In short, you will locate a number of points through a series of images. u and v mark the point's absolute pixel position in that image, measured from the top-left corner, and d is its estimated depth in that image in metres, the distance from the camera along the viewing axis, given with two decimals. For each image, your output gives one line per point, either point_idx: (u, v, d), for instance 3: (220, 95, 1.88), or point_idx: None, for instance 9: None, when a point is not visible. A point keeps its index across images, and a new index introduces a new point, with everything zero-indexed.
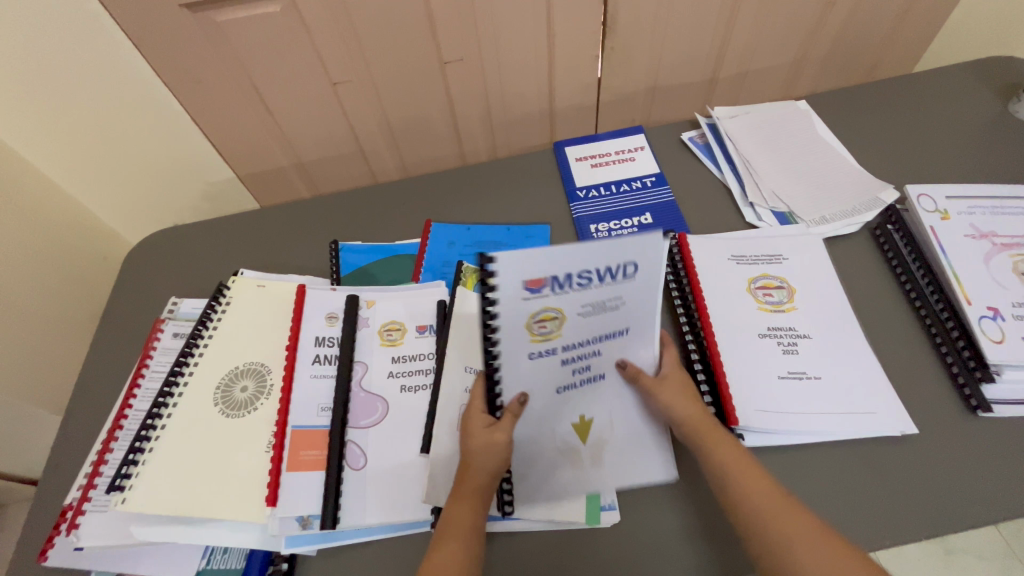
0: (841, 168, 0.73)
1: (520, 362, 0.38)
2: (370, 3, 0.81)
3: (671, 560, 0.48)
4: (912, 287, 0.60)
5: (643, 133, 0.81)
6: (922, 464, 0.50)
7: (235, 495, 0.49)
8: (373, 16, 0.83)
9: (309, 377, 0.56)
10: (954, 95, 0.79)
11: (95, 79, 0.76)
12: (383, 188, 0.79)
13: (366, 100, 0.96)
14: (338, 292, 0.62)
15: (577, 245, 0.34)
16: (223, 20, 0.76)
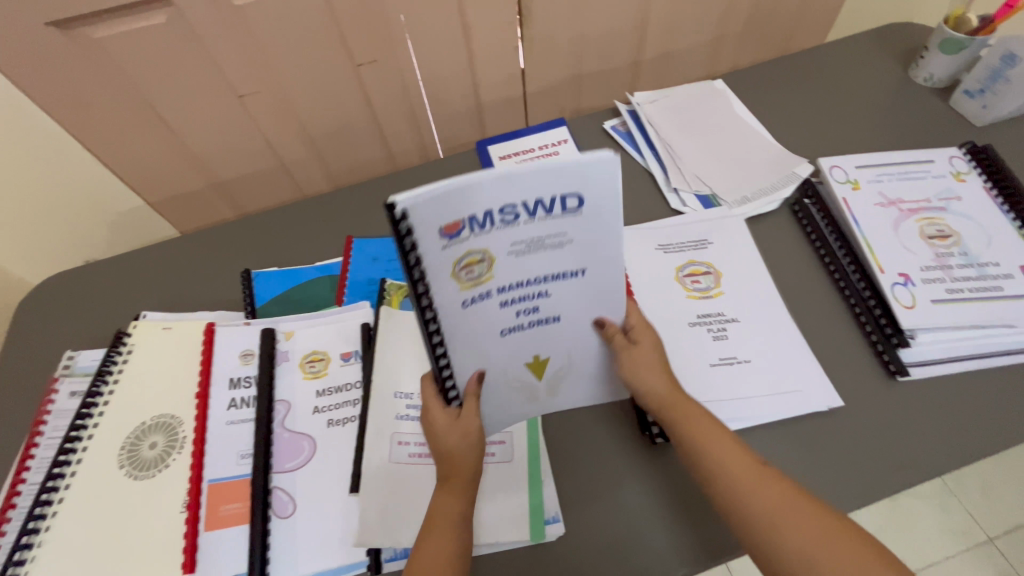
0: (758, 145, 0.74)
1: (456, 316, 0.36)
2: (267, 7, 0.76)
3: (658, 545, 0.48)
4: (830, 258, 0.62)
5: (565, 125, 0.79)
6: (850, 435, 0.51)
7: (148, 565, 0.45)
8: (272, 21, 0.77)
9: (225, 424, 0.52)
10: (859, 64, 0.81)
11: None
12: (301, 206, 0.74)
13: (279, 110, 0.90)
14: (252, 327, 0.58)
15: (484, 173, 0.30)
16: (101, 36, 0.70)
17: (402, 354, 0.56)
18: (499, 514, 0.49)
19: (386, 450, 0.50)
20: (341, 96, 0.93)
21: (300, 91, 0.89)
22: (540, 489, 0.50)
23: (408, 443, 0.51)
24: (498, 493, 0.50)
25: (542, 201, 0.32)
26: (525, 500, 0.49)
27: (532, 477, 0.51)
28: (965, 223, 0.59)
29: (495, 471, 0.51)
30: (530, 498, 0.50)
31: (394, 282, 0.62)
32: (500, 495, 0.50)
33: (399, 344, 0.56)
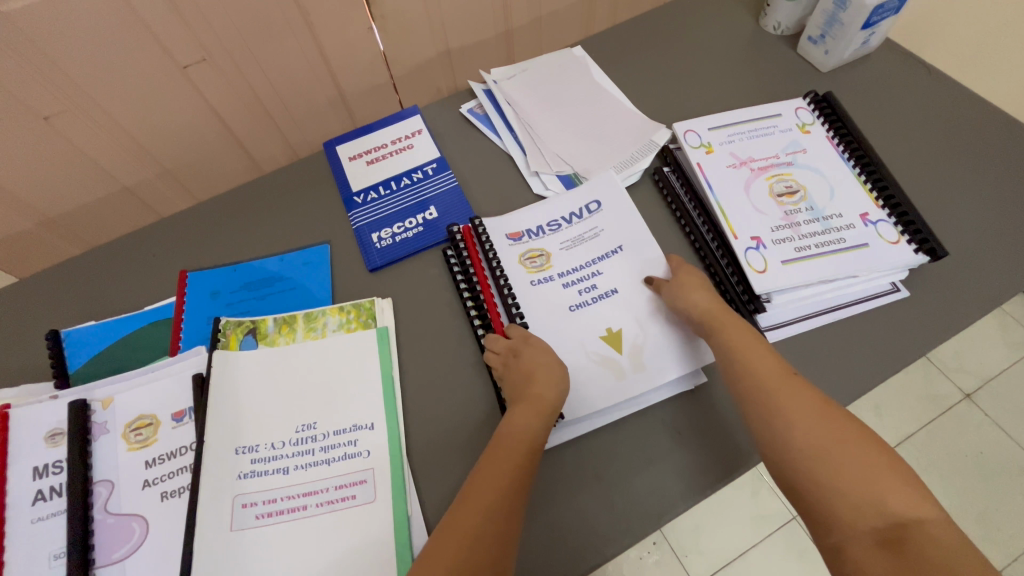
0: (618, 114, 0.70)
1: (528, 289, 0.57)
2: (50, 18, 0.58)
3: (661, 484, 0.47)
4: (689, 227, 0.60)
5: (419, 113, 0.73)
6: (715, 410, 0.50)
7: None
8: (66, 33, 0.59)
9: (31, 524, 0.44)
10: (713, 17, 0.79)
11: None
12: (124, 246, 0.66)
13: (105, 137, 0.71)
14: (57, 402, 0.49)
15: (529, 212, 0.62)
16: None
17: (244, 404, 0.51)
18: (358, 563, 0.44)
19: (226, 517, 0.45)
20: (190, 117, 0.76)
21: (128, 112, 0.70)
22: (405, 525, 0.46)
23: (255, 503, 0.46)
24: (357, 539, 0.45)
25: (573, 213, 0.62)
26: (388, 540, 0.45)
27: (396, 514, 0.46)
28: (811, 176, 0.59)
29: (355, 516, 0.46)
30: (394, 536, 0.45)
31: (231, 321, 0.56)
32: (359, 541, 0.45)
33: (239, 393, 0.51)
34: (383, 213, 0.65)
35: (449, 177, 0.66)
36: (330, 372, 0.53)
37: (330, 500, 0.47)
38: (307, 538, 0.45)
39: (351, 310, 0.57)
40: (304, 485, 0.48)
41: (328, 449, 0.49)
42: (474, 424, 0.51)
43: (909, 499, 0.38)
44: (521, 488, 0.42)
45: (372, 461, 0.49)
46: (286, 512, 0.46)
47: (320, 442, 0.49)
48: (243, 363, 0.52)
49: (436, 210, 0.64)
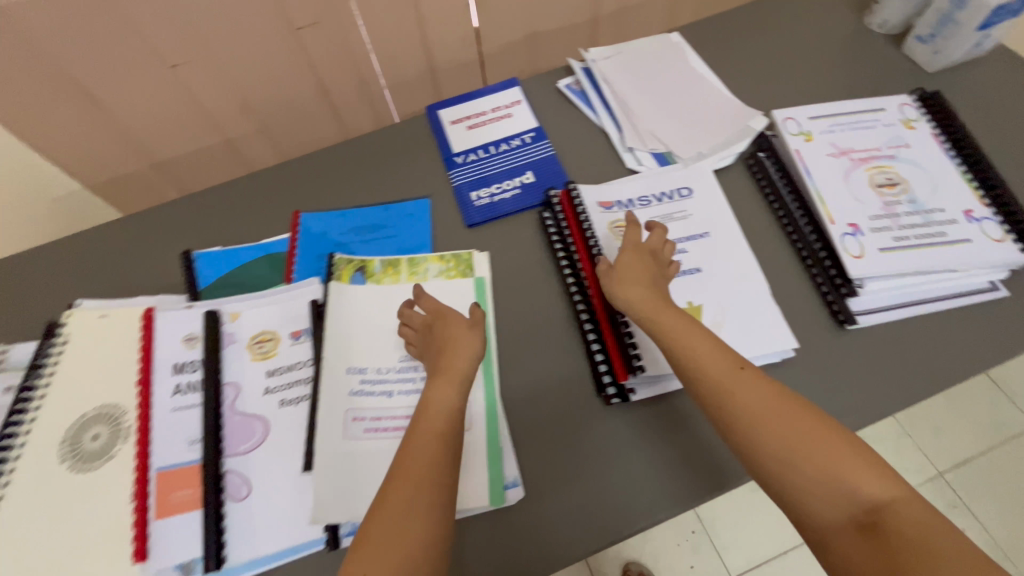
0: (714, 99, 0.72)
1: (615, 254, 0.57)
2: None
3: (624, 489, 0.48)
4: (782, 211, 0.61)
5: (517, 85, 0.76)
6: (802, 386, 0.52)
7: (99, 556, 0.43)
8: None
9: (171, 411, 0.50)
10: (816, 11, 0.80)
11: None
12: (242, 184, 0.71)
13: (215, 83, 0.90)
14: (193, 310, 0.55)
15: (621, 185, 0.63)
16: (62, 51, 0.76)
17: (355, 330, 0.55)
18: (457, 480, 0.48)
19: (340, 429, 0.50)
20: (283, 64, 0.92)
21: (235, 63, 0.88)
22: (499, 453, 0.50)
23: (363, 418, 0.50)
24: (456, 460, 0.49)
25: (664, 193, 0.62)
26: (485, 465, 0.49)
27: (490, 443, 0.50)
28: (913, 171, 0.59)
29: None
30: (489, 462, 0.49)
31: (344, 257, 0.60)
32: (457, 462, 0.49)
33: (352, 320, 0.56)
34: (482, 174, 0.68)
35: (545, 146, 0.69)
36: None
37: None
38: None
39: (450, 260, 0.61)
40: (407, 408, 0.51)
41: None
42: (563, 373, 0.54)
43: (876, 482, 0.39)
44: (452, 457, 0.44)
45: (469, 395, 0.52)
46: (391, 430, 0.50)
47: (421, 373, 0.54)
48: (355, 296, 0.57)
49: (533, 175, 0.67)
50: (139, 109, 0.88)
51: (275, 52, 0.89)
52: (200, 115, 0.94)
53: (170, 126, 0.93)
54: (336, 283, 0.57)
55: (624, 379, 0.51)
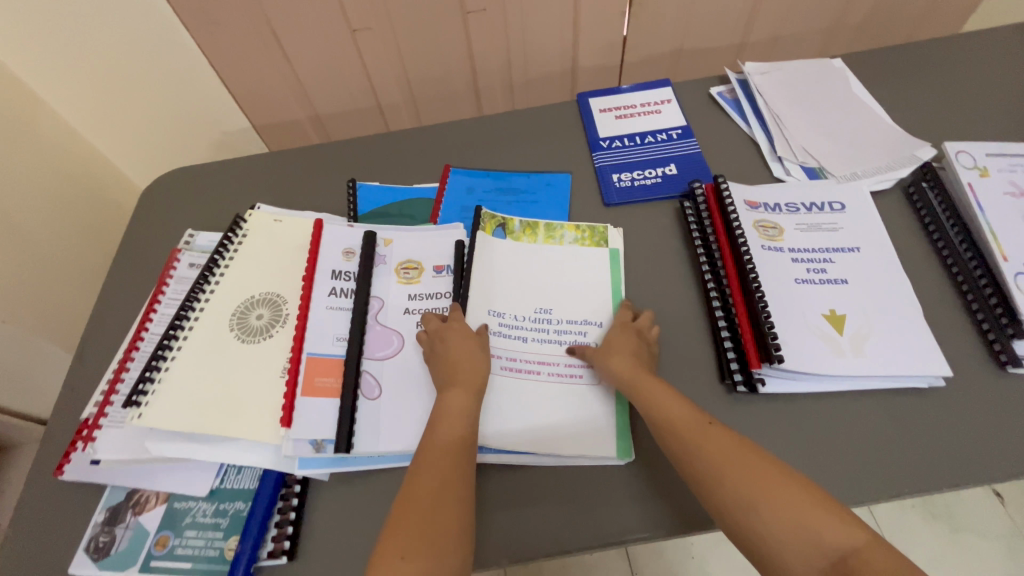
0: (875, 125, 0.70)
1: (757, 251, 0.57)
2: None
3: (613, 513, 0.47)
4: (943, 243, 0.58)
5: (670, 86, 0.78)
6: (948, 418, 0.48)
7: (252, 415, 0.49)
8: None
9: (325, 309, 0.55)
10: (1000, 55, 0.76)
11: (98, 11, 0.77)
12: (402, 135, 0.78)
13: (384, 50, 0.99)
14: (355, 229, 0.61)
15: (770, 189, 0.63)
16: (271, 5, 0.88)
17: (499, 278, 0.59)
18: (578, 426, 0.50)
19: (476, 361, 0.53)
20: (445, 42, 1.00)
21: (406, 34, 0.97)
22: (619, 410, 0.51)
23: (500, 357, 0.54)
24: (577, 408, 0.51)
25: (814, 204, 0.62)
26: (606, 418, 0.50)
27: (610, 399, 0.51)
28: None
29: (575, 389, 0.52)
30: (610, 417, 0.50)
31: (488, 212, 0.64)
32: (576, 410, 0.51)
33: (496, 268, 0.59)
34: (625, 160, 0.71)
35: (692, 144, 0.71)
36: (569, 274, 0.59)
37: (561, 373, 0.53)
38: (538, 397, 0.51)
39: (585, 230, 0.63)
40: (540, 355, 0.54)
41: (562, 333, 0.55)
42: (688, 354, 0.54)
43: (844, 530, 0.37)
44: (467, 465, 0.45)
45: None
46: (524, 372, 0.53)
47: (554, 325, 0.56)
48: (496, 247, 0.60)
49: (676, 168, 0.69)
50: (316, 66, 1.00)
51: (442, 29, 0.97)
52: (362, 79, 1.05)
53: (335, 86, 1.05)
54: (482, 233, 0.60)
55: (755, 368, 0.50)
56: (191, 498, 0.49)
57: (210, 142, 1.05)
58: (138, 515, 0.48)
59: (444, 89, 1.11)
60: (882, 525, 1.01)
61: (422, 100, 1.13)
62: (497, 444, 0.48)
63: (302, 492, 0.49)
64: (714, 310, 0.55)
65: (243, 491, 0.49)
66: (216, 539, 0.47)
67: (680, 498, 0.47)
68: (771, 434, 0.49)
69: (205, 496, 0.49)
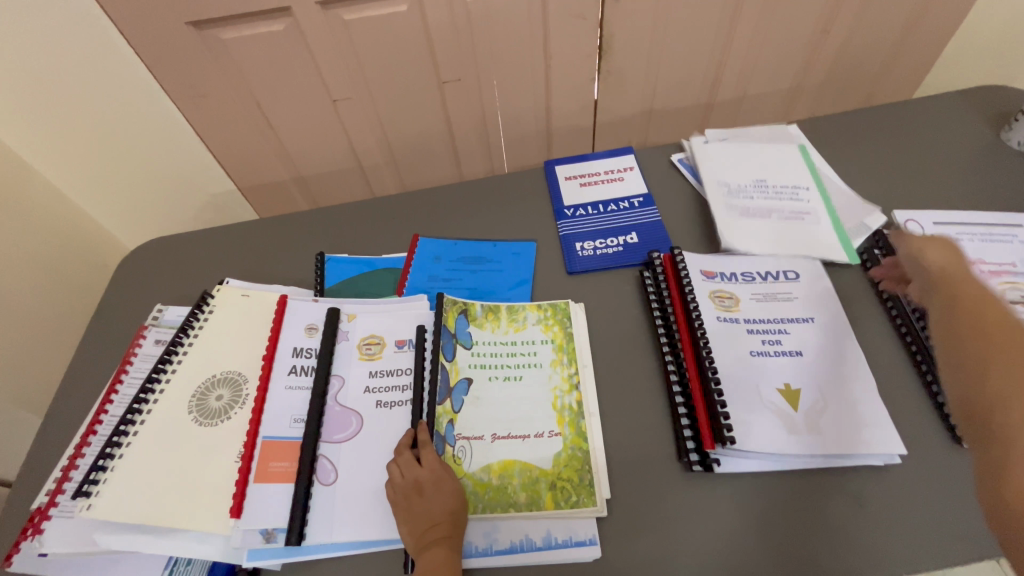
0: (831, 192, 0.72)
1: (713, 323, 0.58)
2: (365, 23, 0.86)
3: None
4: (897, 311, 0.59)
5: (633, 153, 0.81)
6: (906, 499, 0.48)
7: (201, 504, 0.48)
8: (370, 32, 0.89)
9: (284, 388, 0.55)
10: (946, 121, 0.80)
11: None
12: (375, 204, 0.80)
13: (364, 116, 1.04)
14: (319, 304, 0.62)
15: (728, 260, 0.64)
16: (255, 79, 0.93)
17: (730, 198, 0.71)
18: (561, 513, 0.49)
19: (454, 454, 0.52)
20: (423, 110, 1.05)
21: (384, 101, 1.02)
22: (591, 493, 0.50)
23: (735, 207, 0.70)
24: (546, 494, 0.50)
25: (770, 273, 0.63)
26: (576, 501, 0.50)
27: (570, 478, 0.51)
28: None
29: (540, 476, 0.51)
30: (578, 500, 0.50)
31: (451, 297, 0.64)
32: (538, 494, 0.50)
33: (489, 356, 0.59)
34: (589, 228, 0.73)
35: (653, 212, 0.73)
36: (769, 159, 0.77)
37: (789, 215, 0.69)
38: (768, 226, 0.68)
39: (548, 308, 0.64)
40: (768, 206, 0.70)
41: (780, 194, 0.72)
42: (646, 429, 0.54)
43: None
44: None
45: (811, 205, 0.70)
46: (757, 214, 0.69)
47: (773, 190, 0.72)
48: (457, 336, 0.60)
49: (637, 236, 0.70)
50: (298, 132, 1.04)
51: (419, 97, 1.02)
52: (345, 143, 1.08)
53: (318, 150, 1.09)
54: (447, 320, 0.61)
55: (710, 447, 0.50)
56: None
57: (196, 204, 1.08)
58: None
59: (423, 151, 1.15)
60: None
61: (404, 161, 1.16)
62: (477, 556, 0.48)
63: None
64: (671, 384, 0.56)
65: None
66: None
67: None
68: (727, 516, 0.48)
69: None
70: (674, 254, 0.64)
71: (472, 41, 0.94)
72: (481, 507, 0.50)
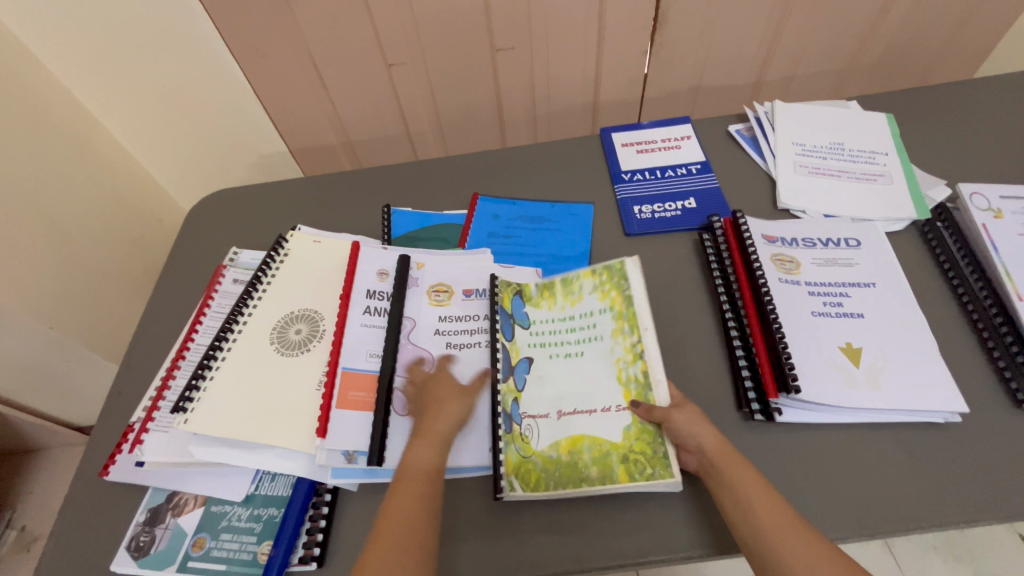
0: (894, 165, 0.72)
1: (774, 284, 0.59)
2: None
3: (701, 520, 0.49)
4: (958, 280, 0.60)
5: (689, 123, 0.81)
6: (963, 454, 0.49)
7: (288, 425, 0.51)
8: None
9: (360, 325, 0.58)
10: (1012, 100, 0.79)
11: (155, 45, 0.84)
12: (433, 163, 0.82)
13: (416, 81, 1.05)
14: (390, 252, 0.65)
15: (789, 226, 0.65)
16: (313, 42, 0.94)
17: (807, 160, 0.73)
18: (636, 485, 0.48)
19: (522, 433, 0.52)
20: (474, 78, 1.06)
21: (437, 68, 1.03)
22: (667, 465, 0.48)
23: (806, 167, 0.73)
24: (618, 467, 0.49)
25: (831, 239, 0.64)
26: (652, 473, 0.48)
27: (643, 451, 0.49)
28: None
29: (611, 449, 0.50)
30: (653, 472, 0.47)
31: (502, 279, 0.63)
32: (611, 468, 0.49)
33: (543, 341, 0.58)
34: (646, 192, 0.74)
35: (710, 179, 0.74)
36: (845, 123, 0.77)
37: (862, 178, 0.71)
38: (845, 188, 0.70)
39: (603, 273, 0.60)
40: (838, 167, 0.72)
41: (855, 156, 0.73)
42: (707, 382, 0.56)
43: None
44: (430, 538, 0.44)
45: (888, 168, 0.72)
46: (828, 174, 0.72)
47: (848, 153, 0.74)
48: (514, 317, 0.60)
49: (695, 202, 0.72)
50: (350, 96, 1.06)
51: (472, 64, 1.03)
52: (394, 109, 1.10)
53: (369, 115, 1.11)
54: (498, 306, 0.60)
55: (774, 397, 0.52)
56: (227, 503, 0.51)
57: (250, 165, 1.11)
58: (177, 517, 0.51)
59: (471, 119, 1.16)
60: (903, 567, 0.99)
61: (450, 128, 1.18)
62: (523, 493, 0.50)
63: (332, 501, 0.51)
64: (732, 340, 0.57)
65: (276, 498, 0.51)
66: (249, 543, 0.49)
67: (697, 523, 0.48)
68: (785, 463, 0.50)
69: (240, 501, 0.51)
70: (737, 216, 0.65)
71: (530, 11, 0.94)
72: (552, 484, 0.49)
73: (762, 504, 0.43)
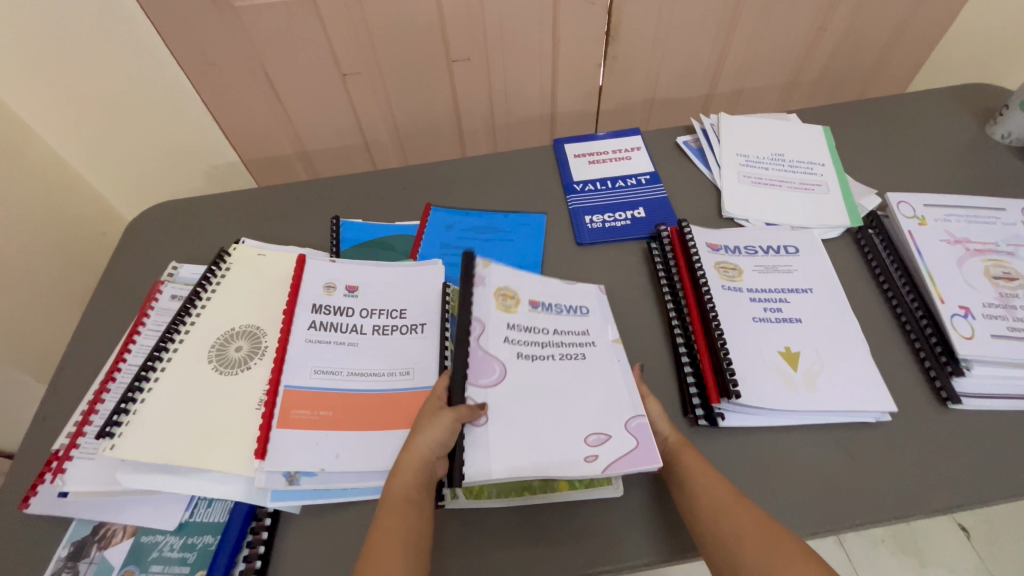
0: (831, 175, 0.75)
1: (717, 290, 0.61)
2: None
3: (651, 526, 0.49)
4: (889, 285, 0.63)
5: (640, 134, 0.83)
6: (895, 451, 0.52)
7: (225, 447, 0.49)
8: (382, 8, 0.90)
9: (304, 342, 0.56)
10: (936, 114, 0.84)
11: (93, 51, 0.81)
12: (386, 175, 0.81)
13: (372, 92, 1.04)
14: (338, 264, 0.62)
15: (733, 234, 0.67)
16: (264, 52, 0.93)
17: (750, 171, 0.76)
18: (576, 493, 0.50)
19: None
20: (431, 89, 1.06)
21: (392, 79, 1.03)
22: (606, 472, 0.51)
23: (750, 177, 0.75)
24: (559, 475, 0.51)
25: (771, 247, 0.66)
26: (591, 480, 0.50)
27: None
28: None
29: None
30: (593, 479, 0.50)
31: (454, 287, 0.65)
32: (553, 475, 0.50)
33: None
34: (597, 202, 0.75)
35: (659, 189, 0.76)
36: (785, 135, 0.81)
37: (801, 187, 0.74)
38: (785, 198, 0.73)
39: None
40: (779, 176, 0.75)
41: (794, 166, 0.76)
42: (656, 388, 0.57)
43: None
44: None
45: (824, 178, 0.75)
46: (770, 184, 0.74)
47: (788, 163, 0.77)
48: None
49: (644, 212, 0.73)
50: (305, 105, 1.04)
51: (427, 76, 1.03)
52: (351, 119, 1.09)
53: (324, 125, 1.09)
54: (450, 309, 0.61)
55: (717, 403, 0.53)
56: (158, 532, 0.49)
57: (199, 176, 1.08)
58: (103, 550, 0.48)
59: (429, 130, 1.16)
60: (855, 565, 1.02)
61: (408, 139, 1.18)
62: (468, 502, 0.49)
63: (272, 525, 0.49)
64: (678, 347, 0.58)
65: (213, 524, 0.49)
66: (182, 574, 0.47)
67: (646, 529, 0.49)
68: (730, 466, 0.51)
69: (173, 530, 0.49)
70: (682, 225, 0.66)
71: (484, 23, 0.95)
72: (496, 492, 0.50)
73: (705, 506, 0.44)
